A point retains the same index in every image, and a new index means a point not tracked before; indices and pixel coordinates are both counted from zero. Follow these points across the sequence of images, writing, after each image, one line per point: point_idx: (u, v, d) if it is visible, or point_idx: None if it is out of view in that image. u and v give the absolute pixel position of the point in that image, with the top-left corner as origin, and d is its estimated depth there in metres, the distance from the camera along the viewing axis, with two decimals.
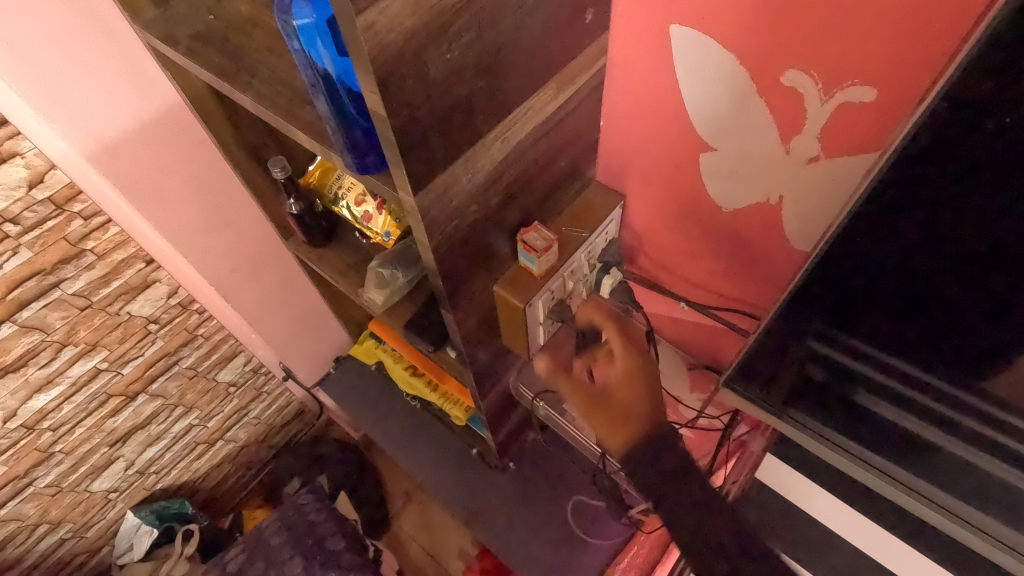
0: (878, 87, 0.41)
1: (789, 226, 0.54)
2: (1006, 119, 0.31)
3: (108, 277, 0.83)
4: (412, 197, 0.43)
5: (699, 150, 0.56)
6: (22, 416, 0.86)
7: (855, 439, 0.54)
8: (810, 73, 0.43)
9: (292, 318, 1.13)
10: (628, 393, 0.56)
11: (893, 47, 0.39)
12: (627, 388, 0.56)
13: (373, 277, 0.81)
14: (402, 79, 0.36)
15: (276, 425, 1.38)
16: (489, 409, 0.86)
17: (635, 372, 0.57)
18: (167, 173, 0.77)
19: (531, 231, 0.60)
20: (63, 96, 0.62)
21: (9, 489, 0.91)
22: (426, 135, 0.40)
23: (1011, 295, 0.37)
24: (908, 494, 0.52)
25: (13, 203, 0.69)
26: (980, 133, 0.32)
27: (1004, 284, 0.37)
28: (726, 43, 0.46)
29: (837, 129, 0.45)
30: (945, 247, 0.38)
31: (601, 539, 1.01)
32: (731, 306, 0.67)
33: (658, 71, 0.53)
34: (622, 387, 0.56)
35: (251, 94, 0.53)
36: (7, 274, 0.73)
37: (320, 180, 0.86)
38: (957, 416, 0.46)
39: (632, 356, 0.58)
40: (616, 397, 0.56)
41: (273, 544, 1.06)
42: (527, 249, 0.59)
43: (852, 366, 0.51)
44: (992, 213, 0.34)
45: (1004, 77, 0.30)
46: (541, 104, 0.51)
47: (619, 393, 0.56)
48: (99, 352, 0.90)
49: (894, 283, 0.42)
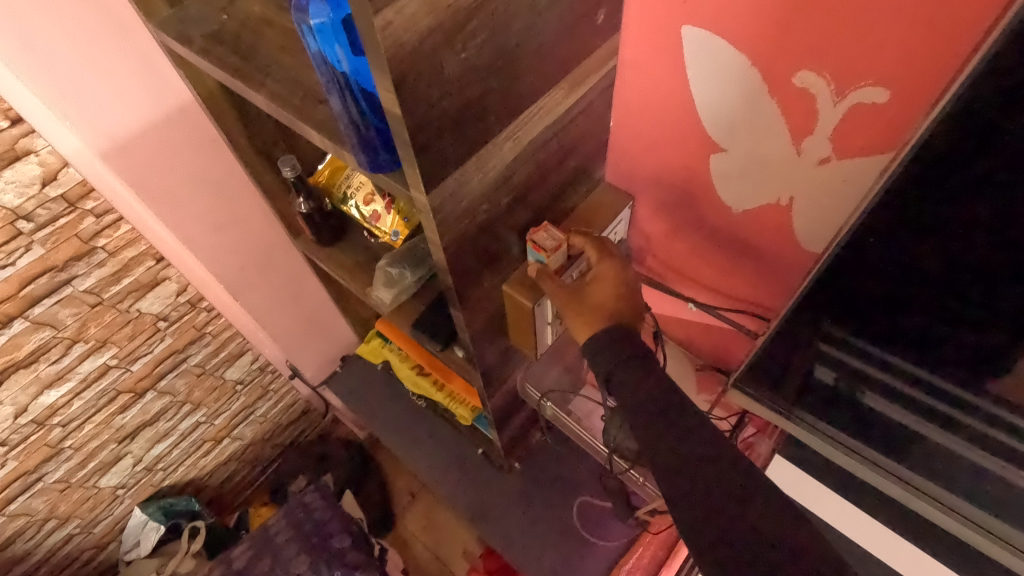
0: (892, 88, 0.41)
1: (799, 227, 0.54)
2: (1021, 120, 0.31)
3: (119, 275, 0.84)
4: (424, 196, 0.43)
5: (709, 151, 0.56)
6: (32, 412, 0.87)
7: (867, 442, 0.53)
8: (823, 74, 0.43)
9: (300, 317, 1.14)
10: (603, 295, 0.57)
11: (907, 48, 0.39)
12: (604, 291, 0.57)
13: (382, 276, 0.81)
14: (416, 79, 0.36)
15: (282, 424, 1.38)
16: (495, 409, 0.86)
17: (609, 276, 0.58)
18: (179, 171, 0.77)
19: (541, 231, 0.59)
20: (78, 94, 0.63)
21: (18, 483, 0.92)
22: (439, 134, 0.41)
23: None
24: (918, 496, 0.52)
25: (27, 200, 0.69)
26: (995, 133, 0.32)
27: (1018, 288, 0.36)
28: (738, 44, 0.46)
29: (850, 130, 0.45)
30: (958, 249, 0.38)
31: (607, 541, 1.01)
32: (739, 308, 0.67)
33: (669, 72, 0.53)
34: (599, 289, 0.57)
35: (264, 92, 0.54)
36: (20, 270, 0.73)
37: (329, 178, 0.87)
38: (967, 420, 0.46)
39: (608, 262, 0.58)
40: (593, 297, 0.57)
41: (279, 541, 1.07)
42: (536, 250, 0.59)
43: (862, 368, 0.50)
44: (1006, 216, 0.34)
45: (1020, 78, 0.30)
46: (552, 104, 0.51)
47: (595, 293, 0.57)
48: (109, 348, 0.90)
49: (906, 285, 0.42)
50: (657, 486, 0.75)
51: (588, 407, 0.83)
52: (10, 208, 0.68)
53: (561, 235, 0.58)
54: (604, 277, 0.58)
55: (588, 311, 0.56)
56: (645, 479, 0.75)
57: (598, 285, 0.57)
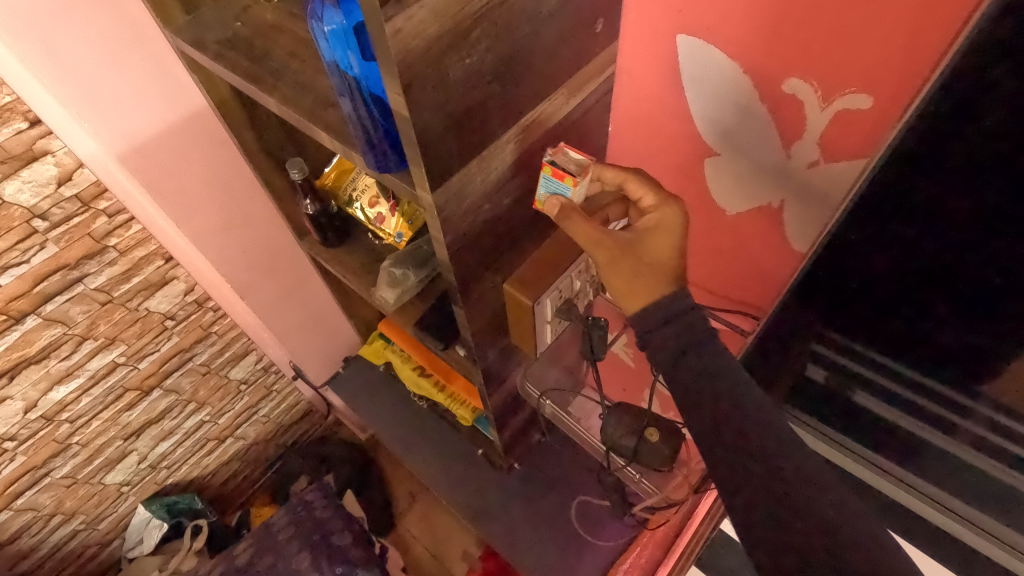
0: (875, 96, 0.43)
1: (790, 229, 0.56)
2: (988, 121, 0.33)
3: (129, 274, 0.86)
4: (430, 194, 0.45)
5: (704, 155, 0.58)
6: (42, 407, 0.88)
7: (859, 440, 0.55)
8: (810, 81, 0.45)
9: (304, 318, 1.16)
10: (664, 247, 0.51)
11: (889, 56, 0.41)
12: (664, 241, 0.51)
13: (386, 276, 0.83)
14: (424, 82, 0.38)
15: (284, 425, 1.40)
16: (496, 407, 0.88)
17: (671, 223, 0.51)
18: (189, 172, 0.79)
19: (559, 154, 0.54)
20: (96, 96, 0.65)
21: (26, 478, 0.94)
22: (445, 135, 0.43)
23: (997, 289, 0.39)
24: (904, 488, 0.53)
25: (42, 199, 0.71)
26: (965, 133, 0.34)
27: (993, 278, 0.39)
28: (730, 52, 0.48)
29: (836, 135, 0.47)
30: (936, 243, 0.40)
31: (605, 540, 1.02)
32: (733, 308, 0.69)
33: (665, 78, 0.55)
34: (658, 239, 0.51)
35: (276, 96, 0.56)
36: (34, 268, 0.75)
37: (335, 181, 0.89)
38: (956, 418, 0.48)
39: (668, 206, 0.51)
40: (653, 249, 0.51)
41: (282, 538, 1.08)
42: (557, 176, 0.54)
43: (850, 365, 0.53)
44: (979, 211, 0.36)
45: (984, 83, 0.32)
46: (553, 109, 0.53)
47: (655, 244, 0.51)
48: (117, 346, 0.92)
49: (889, 280, 0.44)
50: (654, 483, 0.76)
51: (588, 407, 0.81)
52: (26, 207, 0.70)
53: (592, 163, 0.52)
54: (660, 225, 0.51)
55: (645, 267, 0.50)
56: (641, 476, 0.76)
57: (658, 236, 0.51)
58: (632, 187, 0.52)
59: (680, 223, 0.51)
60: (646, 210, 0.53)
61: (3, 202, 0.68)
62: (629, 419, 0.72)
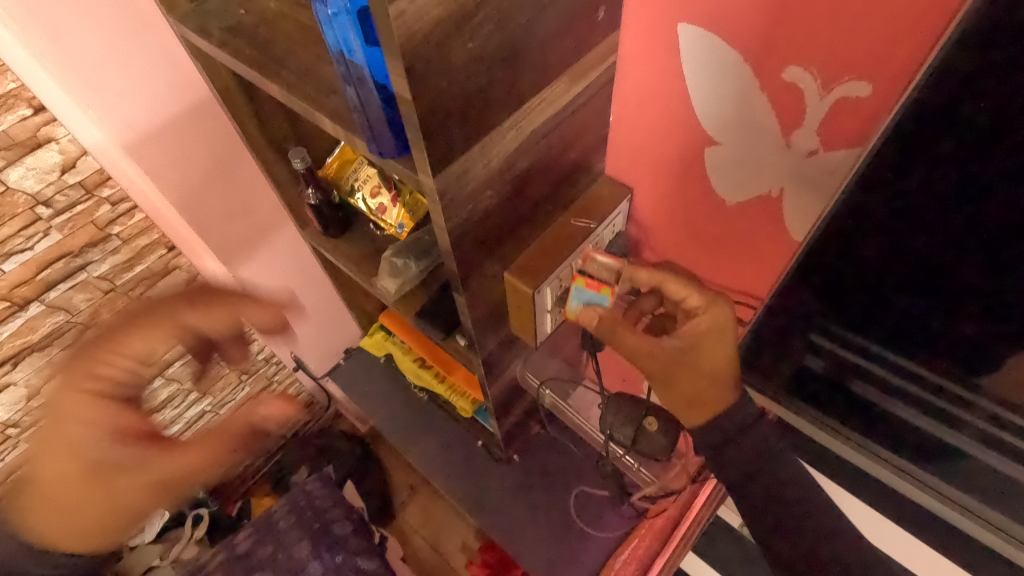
0: (874, 83, 0.43)
1: (789, 217, 0.56)
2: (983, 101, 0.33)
3: (132, 262, 0.87)
4: (432, 178, 0.46)
5: (703, 144, 0.58)
6: (44, 394, 0.89)
7: (861, 431, 0.55)
8: (809, 69, 0.46)
9: (306, 308, 1.16)
10: (716, 355, 0.57)
11: (888, 43, 0.41)
12: (717, 343, 0.57)
13: (387, 266, 0.84)
14: (427, 66, 0.39)
15: (285, 416, 1.40)
16: (495, 397, 0.88)
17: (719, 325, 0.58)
18: (193, 161, 0.80)
19: (589, 263, 0.64)
20: (100, 83, 0.65)
21: (29, 465, 0.95)
22: (447, 120, 0.43)
23: (986, 274, 0.39)
24: (899, 474, 0.53)
25: (46, 186, 0.72)
26: (960, 115, 0.35)
27: (987, 264, 0.39)
28: (730, 40, 0.49)
29: (835, 122, 0.47)
30: (933, 228, 0.40)
31: (604, 531, 1.03)
32: (732, 297, 0.70)
33: (666, 67, 0.55)
34: (710, 342, 0.57)
35: (279, 82, 0.56)
36: (38, 255, 0.76)
37: (338, 171, 0.89)
38: (954, 409, 0.48)
39: (717, 309, 0.58)
40: (708, 354, 0.57)
41: (282, 527, 1.09)
42: (592, 287, 0.64)
43: (846, 354, 0.53)
44: (975, 195, 0.37)
45: (978, 66, 0.33)
46: (555, 96, 0.53)
47: (710, 347, 0.57)
48: (120, 334, 0.93)
49: (886, 267, 0.45)
50: (651, 471, 0.77)
51: (587, 399, 0.86)
52: (30, 194, 0.71)
53: (620, 269, 0.62)
54: (712, 327, 0.58)
55: (703, 375, 0.58)
56: (640, 465, 0.78)
57: (711, 337, 0.57)
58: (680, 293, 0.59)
59: (728, 323, 0.57)
60: (693, 309, 0.59)
61: (7, 188, 0.69)
62: (627, 408, 0.74)
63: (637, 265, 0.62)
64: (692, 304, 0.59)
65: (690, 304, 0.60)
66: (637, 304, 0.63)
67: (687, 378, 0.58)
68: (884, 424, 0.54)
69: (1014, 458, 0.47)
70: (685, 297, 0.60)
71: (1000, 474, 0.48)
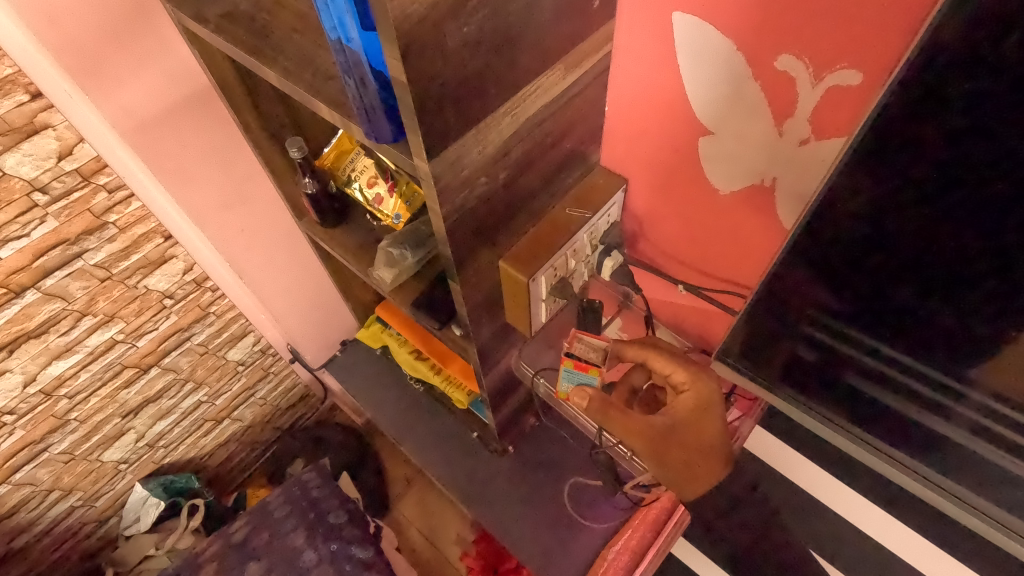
0: (865, 71, 0.44)
1: (781, 207, 0.57)
2: (967, 85, 0.34)
3: (128, 251, 0.86)
4: (427, 163, 0.46)
5: (698, 134, 0.58)
6: (40, 382, 0.89)
7: (850, 418, 0.57)
8: (802, 57, 0.46)
9: (303, 299, 1.16)
10: (703, 428, 0.64)
11: (878, 31, 0.41)
12: (702, 417, 0.64)
13: (383, 256, 0.84)
14: (421, 48, 0.39)
15: (281, 407, 1.41)
16: (490, 387, 0.89)
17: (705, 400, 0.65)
18: (189, 149, 0.80)
19: (576, 344, 0.73)
20: (97, 69, 0.65)
21: (24, 453, 0.95)
22: (442, 104, 0.43)
23: (970, 260, 0.40)
24: (887, 460, 0.56)
25: (43, 172, 0.71)
26: (940, 98, 0.35)
27: (965, 249, 0.40)
28: (725, 28, 0.49)
29: (826, 111, 0.48)
30: (915, 213, 0.41)
31: (597, 522, 1.02)
32: (726, 288, 0.70)
33: (661, 57, 0.56)
34: (696, 416, 0.64)
35: (277, 68, 0.57)
36: (34, 242, 0.76)
37: (335, 161, 0.89)
38: (948, 401, 0.49)
39: (703, 384, 0.65)
40: (696, 430, 0.64)
41: (277, 516, 1.09)
42: (581, 368, 0.72)
43: (835, 344, 0.54)
44: (955, 178, 0.37)
45: (954, 53, 0.33)
46: (550, 84, 0.54)
47: (697, 422, 0.64)
48: (116, 323, 0.93)
49: (873, 254, 0.45)
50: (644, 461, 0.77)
51: None
52: (26, 180, 0.71)
53: (606, 350, 0.71)
54: (696, 404, 0.64)
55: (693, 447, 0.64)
56: (633, 454, 0.78)
57: (698, 412, 0.64)
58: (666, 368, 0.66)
59: (712, 399, 0.64)
60: (682, 385, 0.66)
61: (4, 174, 0.69)
62: None
63: (629, 344, 0.69)
64: (678, 380, 0.66)
65: (677, 379, 0.66)
66: (629, 380, 0.70)
67: (678, 451, 0.64)
68: (872, 410, 0.55)
69: (1011, 452, 0.46)
70: (670, 373, 0.66)
71: (993, 464, 0.49)
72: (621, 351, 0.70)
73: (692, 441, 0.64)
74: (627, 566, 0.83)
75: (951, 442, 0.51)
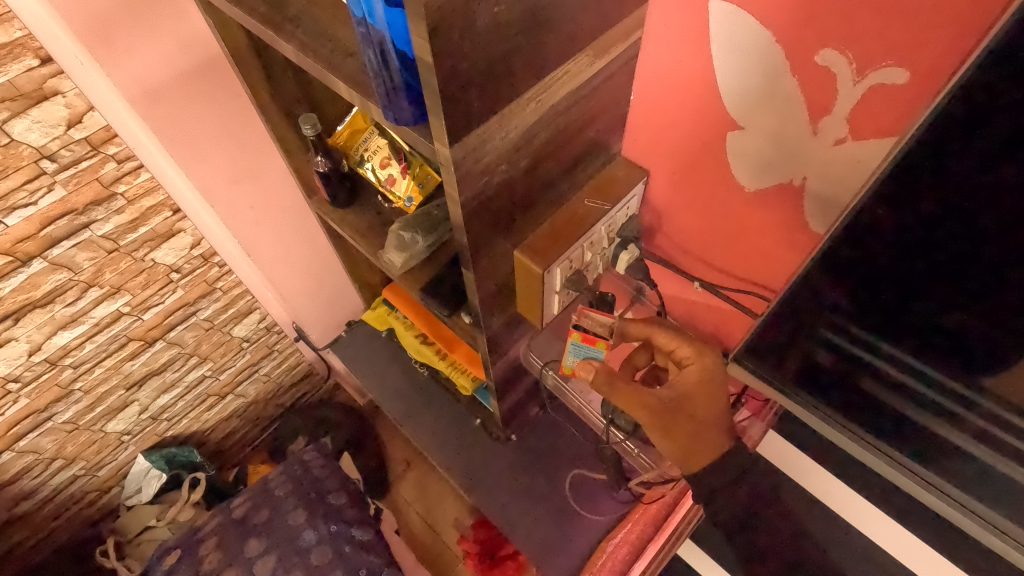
0: (911, 69, 0.42)
1: (809, 207, 0.56)
2: None
3: (136, 223, 0.85)
4: (448, 148, 0.45)
5: (727, 128, 0.56)
6: (45, 351, 0.88)
7: (864, 426, 0.55)
8: (845, 52, 0.44)
9: (309, 278, 1.15)
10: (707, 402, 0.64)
11: (933, 26, 0.39)
12: (705, 390, 0.65)
13: (393, 239, 0.83)
14: (448, 27, 0.37)
15: (284, 385, 1.41)
16: (498, 375, 0.88)
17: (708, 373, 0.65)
18: (201, 122, 0.78)
19: (584, 318, 0.71)
20: (110, 36, 0.63)
21: (27, 421, 0.95)
22: (466, 88, 0.42)
23: (1006, 277, 0.38)
24: (888, 462, 0.54)
25: (52, 140, 0.70)
26: (999, 103, 0.33)
27: (1004, 260, 0.38)
28: (765, 20, 0.47)
29: (867, 109, 0.46)
30: (957, 226, 0.39)
31: (596, 514, 1.03)
32: (745, 287, 0.69)
33: (695, 46, 0.53)
34: (698, 392, 0.65)
35: (294, 43, 0.55)
36: (42, 210, 0.75)
37: (347, 141, 0.86)
38: (956, 407, 0.47)
39: (709, 357, 0.66)
40: (700, 405, 0.64)
41: (278, 494, 1.10)
42: (588, 341, 0.70)
43: (856, 351, 0.52)
44: (1003, 184, 0.35)
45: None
46: (576, 70, 0.52)
47: (699, 396, 0.64)
48: (122, 295, 0.92)
49: (905, 263, 0.43)
50: (651, 459, 0.76)
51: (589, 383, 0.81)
52: (35, 147, 0.69)
53: (613, 324, 0.69)
54: (699, 376, 0.65)
55: (699, 427, 0.64)
56: (640, 451, 0.76)
57: (703, 382, 0.65)
58: (676, 344, 0.67)
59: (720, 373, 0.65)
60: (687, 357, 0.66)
61: (12, 140, 0.67)
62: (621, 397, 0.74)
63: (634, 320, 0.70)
64: (682, 355, 0.67)
65: (681, 355, 0.67)
66: (633, 359, 0.74)
67: (680, 424, 0.64)
68: (886, 420, 0.54)
69: (1014, 458, 0.46)
70: (674, 348, 0.68)
71: (1008, 479, 0.47)
72: (627, 329, 0.70)
73: (697, 414, 0.65)
74: (626, 558, 0.84)
75: (966, 457, 0.49)
